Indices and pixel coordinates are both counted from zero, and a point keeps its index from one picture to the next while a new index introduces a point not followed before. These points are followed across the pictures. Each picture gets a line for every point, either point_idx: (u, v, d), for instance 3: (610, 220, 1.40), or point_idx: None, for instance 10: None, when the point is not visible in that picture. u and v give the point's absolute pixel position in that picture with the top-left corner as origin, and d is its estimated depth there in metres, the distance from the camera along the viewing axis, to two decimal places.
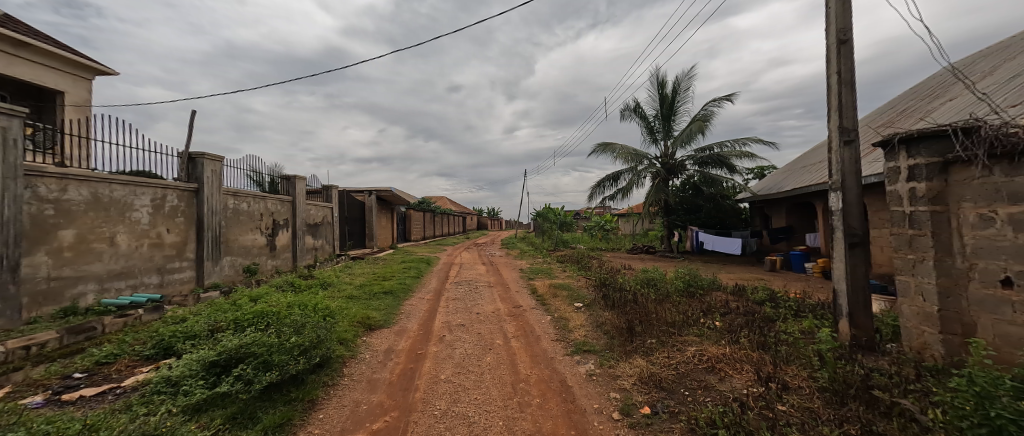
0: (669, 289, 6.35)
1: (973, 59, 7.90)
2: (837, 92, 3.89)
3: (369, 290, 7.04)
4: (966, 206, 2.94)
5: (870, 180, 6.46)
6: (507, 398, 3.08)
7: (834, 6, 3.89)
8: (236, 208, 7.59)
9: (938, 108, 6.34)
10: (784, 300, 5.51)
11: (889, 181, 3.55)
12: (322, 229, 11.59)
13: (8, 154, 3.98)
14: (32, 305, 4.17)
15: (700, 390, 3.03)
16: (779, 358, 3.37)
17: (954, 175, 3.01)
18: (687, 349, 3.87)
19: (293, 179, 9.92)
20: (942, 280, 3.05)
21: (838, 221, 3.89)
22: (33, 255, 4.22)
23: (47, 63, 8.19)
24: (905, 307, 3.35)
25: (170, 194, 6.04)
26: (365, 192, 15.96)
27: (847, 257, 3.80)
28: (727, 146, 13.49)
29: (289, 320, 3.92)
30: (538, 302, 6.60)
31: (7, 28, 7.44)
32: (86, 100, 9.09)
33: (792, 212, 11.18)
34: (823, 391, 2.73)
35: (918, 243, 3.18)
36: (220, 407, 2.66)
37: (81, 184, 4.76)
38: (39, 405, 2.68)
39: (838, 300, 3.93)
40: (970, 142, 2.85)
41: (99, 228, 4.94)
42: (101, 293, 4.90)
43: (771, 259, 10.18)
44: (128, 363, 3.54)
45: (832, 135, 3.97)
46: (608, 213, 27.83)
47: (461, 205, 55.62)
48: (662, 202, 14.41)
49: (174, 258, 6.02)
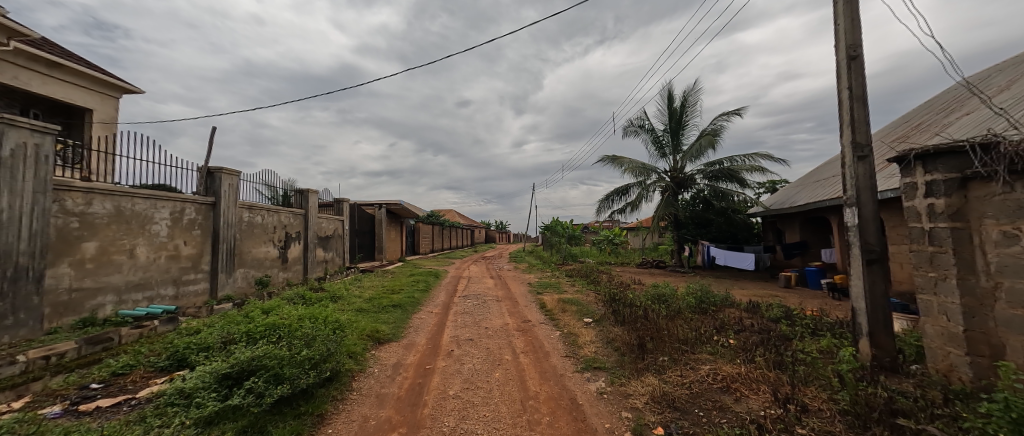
0: (680, 305, 6.25)
1: (989, 73, 7.82)
2: (849, 107, 3.87)
3: (378, 303, 7.06)
4: (988, 222, 2.86)
5: (885, 195, 6.35)
6: (516, 415, 3.03)
7: (842, 23, 3.91)
8: (251, 221, 7.77)
9: (954, 123, 6.26)
10: (800, 317, 5.36)
11: (906, 196, 3.49)
12: (333, 242, 11.73)
13: (39, 169, 4.16)
14: (53, 316, 4.27)
15: (715, 411, 2.94)
16: (796, 378, 3.27)
17: (975, 190, 2.95)
18: (700, 367, 3.78)
19: (306, 193, 10.11)
20: (967, 300, 2.95)
21: (854, 237, 3.81)
22: (57, 267, 4.35)
23: (77, 82, 8.59)
24: (929, 326, 3.25)
25: (188, 207, 6.22)
26: (375, 206, 16.17)
27: (865, 274, 3.71)
28: (736, 160, 13.40)
29: (300, 333, 3.96)
30: (547, 317, 6.53)
31: (43, 50, 7.86)
32: (112, 117, 9.49)
33: (806, 227, 10.99)
34: (846, 414, 2.63)
35: (939, 260, 3.11)
36: (231, 420, 2.66)
37: (105, 198, 4.92)
38: (58, 415, 2.73)
39: (857, 319, 3.82)
40: (989, 158, 2.79)
41: (120, 240, 5.08)
42: (119, 304, 5.02)
43: (786, 275, 9.93)
44: (143, 374, 3.60)
45: (846, 150, 3.93)
46: (617, 227, 27.61)
47: (468, 218, 55.84)
48: (672, 216, 14.29)
49: (189, 270, 6.15)
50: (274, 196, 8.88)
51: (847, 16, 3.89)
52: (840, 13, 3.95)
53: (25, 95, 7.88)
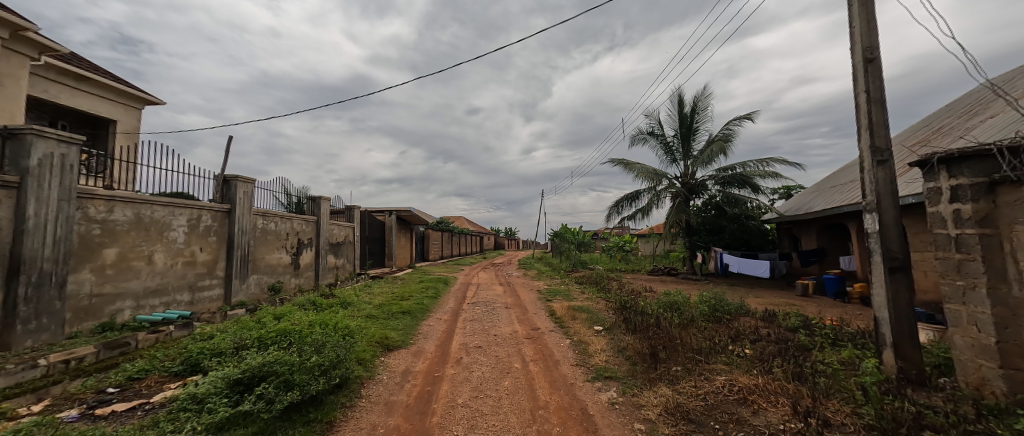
0: (693, 313, 6.12)
1: (1015, 74, 7.57)
2: (867, 111, 3.77)
3: (388, 310, 7.08)
4: (1019, 228, 2.74)
5: (906, 200, 6.13)
6: (526, 426, 2.98)
7: (859, 25, 3.83)
8: (265, 227, 7.92)
9: (979, 125, 6.05)
10: (819, 327, 5.19)
11: (930, 202, 3.37)
12: (344, 248, 11.86)
13: (64, 178, 4.31)
14: (75, 320, 4.39)
15: (732, 424, 2.84)
16: (817, 391, 3.14)
17: (1004, 196, 2.83)
18: (715, 378, 3.67)
19: (318, 200, 10.25)
20: (997, 309, 2.82)
21: (875, 243, 3.67)
22: (79, 272, 4.46)
23: (104, 94, 8.94)
24: (958, 338, 3.09)
25: (205, 214, 6.38)
26: (385, 213, 16.34)
27: (888, 283, 3.56)
28: (749, 165, 13.04)
29: (310, 339, 3.98)
30: (557, 324, 6.46)
31: (71, 64, 8.21)
32: (135, 128, 9.83)
33: (823, 234, 10.73)
34: (871, 429, 2.50)
35: (968, 268, 2.98)
36: (242, 426, 2.67)
37: (126, 206, 5.06)
38: (74, 418, 2.77)
39: (880, 329, 3.66)
40: (1018, 161, 2.68)
41: (139, 247, 5.21)
42: (137, 309, 5.14)
43: (803, 284, 9.65)
44: (157, 379, 3.67)
45: (865, 155, 3.80)
46: (628, 234, 27.37)
47: (476, 225, 55.80)
48: (683, 223, 14.08)
49: (204, 276, 6.28)
50: (287, 203, 9.04)
51: (863, 17, 3.82)
52: (855, 15, 3.87)
53: (54, 107, 8.24)
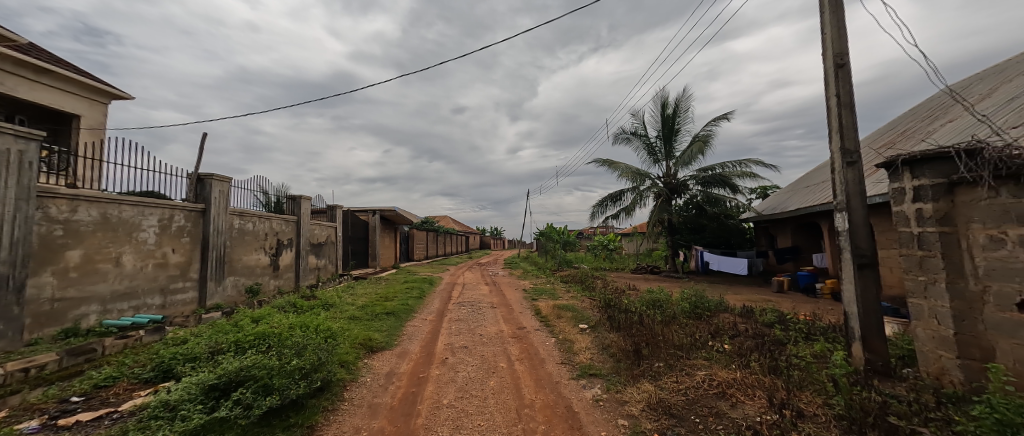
0: (675, 310, 6.26)
1: (971, 81, 8.05)
2: (838, 114, 3.93)
3: (371, 311, 6.96)
4: (975, 226, 2.91)
5: (874, 200, 6.42)
6: (512, 424, 2.99)
7: (830, 32, 3.99)
8: (242, 228, 7.67)
9: (939, 129, 6.40)
10: (794, 322, 5.39)
11: (895, 201, 3.54)
12: (325, 249, 11.61)
13: (22, 176, 4.06)
14: (34, 326, 4.14)
15: (711, 417, 2.92)
16: (791, 383, 3.27)
17: (961, 196, 3.01)
18: (695, 373, 3.77)
19: (299, 199, 10.00)
20: (956, 303, 2.99)
21: (845, 241, 3.83)
22: (39, 275, 4.22)
23: (65, 87, 8.47)
24: (921, 330, 3.27)
25: (178, 214, 6.13)
26: (368, 212, 16.08)
27: (858, 279, 3.72)
28: (728, 166, 13.44)
29: (291, 342, 3.88)
30: (543, 323, 6.50)
31: (29, 55, 7.74)
32: (101, 123, 9.35)
33: (798, 232, 11.15)
34: (841, 419, 2.62)
35: (929, 264, 3.15)
36: (217, 433, 2.57)
37: (91, 205, 4.82)
38: (34, 430, 2.62)
39: (850, 323, 3.83)
40: (974, 164, 2.86)
41: (106, 248, 4.97)
42: (103, 313, 4.89)
43: (779, 280, 10.00)
44: (126, 386, 3.50)
45: (835, 156, 3.97)
46: (612, 233, 27.74)
47: (462, 224, 55.48)
48: (666, 222, 14.37)
49: (177, 278, 6.04)
50: (266, 202, 8.78)
51: (834, 24, 3.97)
52: (827, 23, 4.03)
53: (10, 101, 7.75)
